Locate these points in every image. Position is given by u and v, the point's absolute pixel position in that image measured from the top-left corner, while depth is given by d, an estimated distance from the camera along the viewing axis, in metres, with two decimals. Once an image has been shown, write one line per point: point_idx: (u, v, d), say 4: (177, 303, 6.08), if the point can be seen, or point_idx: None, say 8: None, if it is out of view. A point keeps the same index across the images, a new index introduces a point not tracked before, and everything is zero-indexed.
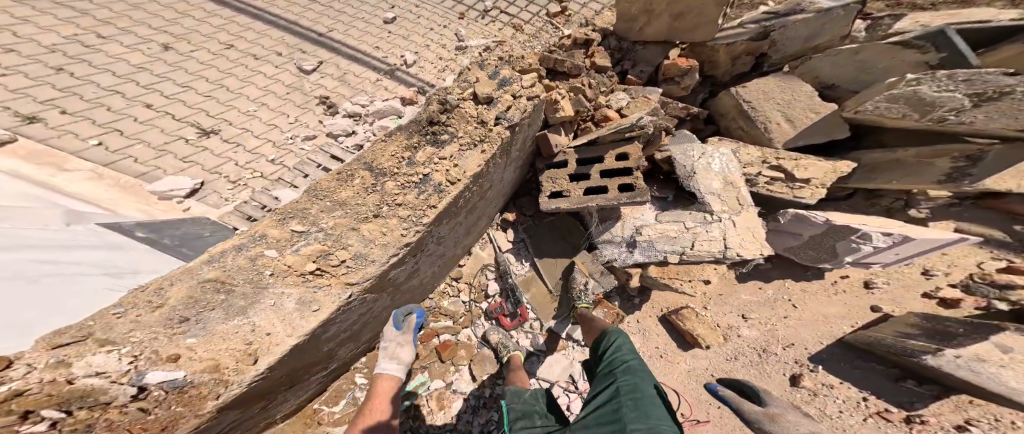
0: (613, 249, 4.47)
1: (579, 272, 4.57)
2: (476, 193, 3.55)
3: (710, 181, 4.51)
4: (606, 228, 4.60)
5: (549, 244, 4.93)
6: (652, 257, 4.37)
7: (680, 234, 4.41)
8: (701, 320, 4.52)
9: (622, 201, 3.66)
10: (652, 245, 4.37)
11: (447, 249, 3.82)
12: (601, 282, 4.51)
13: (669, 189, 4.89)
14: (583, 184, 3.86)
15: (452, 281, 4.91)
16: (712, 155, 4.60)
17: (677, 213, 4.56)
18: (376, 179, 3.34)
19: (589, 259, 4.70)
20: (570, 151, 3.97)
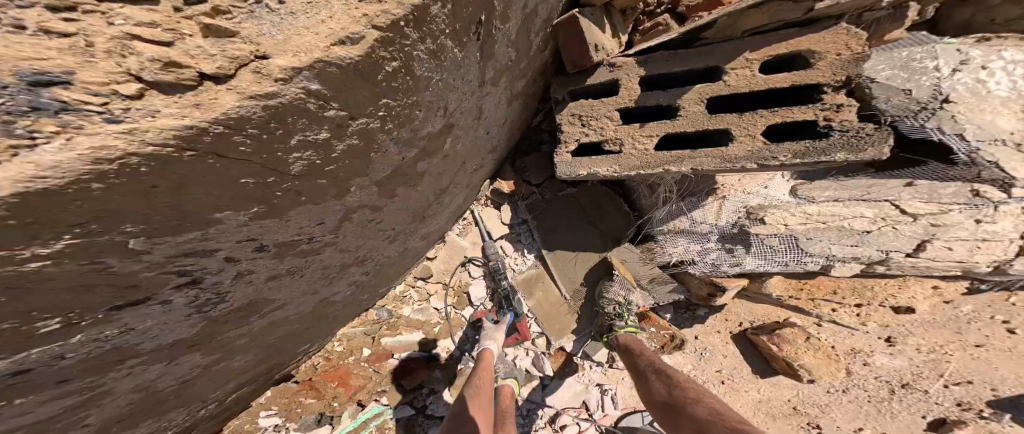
0: (692, 247, 2.29)
1: (622, 283, 2.60)
2: (388, 123, 1.31)
3: (971, 119, 1.85)
4: (685, 208, 2.25)
5: (568, 230, 2.85)
6: (790, 268, 2.08)
7: (877, 222, 1.95)
8: (814, 346, 2.60)
9: (783, 161, 1.52)
10: (792, 242, 2.03)
11: (392, 235, 1.98)
12: (648, 291, 2.57)
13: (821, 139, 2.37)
14: (655, 128, 1.78)
15: (414, 280, 2.97)
16: (993, 60, 1.87)
17: (871, 180, 2.06)
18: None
19: (629, 252, 2.60)
20: (631, 60, 1.80)
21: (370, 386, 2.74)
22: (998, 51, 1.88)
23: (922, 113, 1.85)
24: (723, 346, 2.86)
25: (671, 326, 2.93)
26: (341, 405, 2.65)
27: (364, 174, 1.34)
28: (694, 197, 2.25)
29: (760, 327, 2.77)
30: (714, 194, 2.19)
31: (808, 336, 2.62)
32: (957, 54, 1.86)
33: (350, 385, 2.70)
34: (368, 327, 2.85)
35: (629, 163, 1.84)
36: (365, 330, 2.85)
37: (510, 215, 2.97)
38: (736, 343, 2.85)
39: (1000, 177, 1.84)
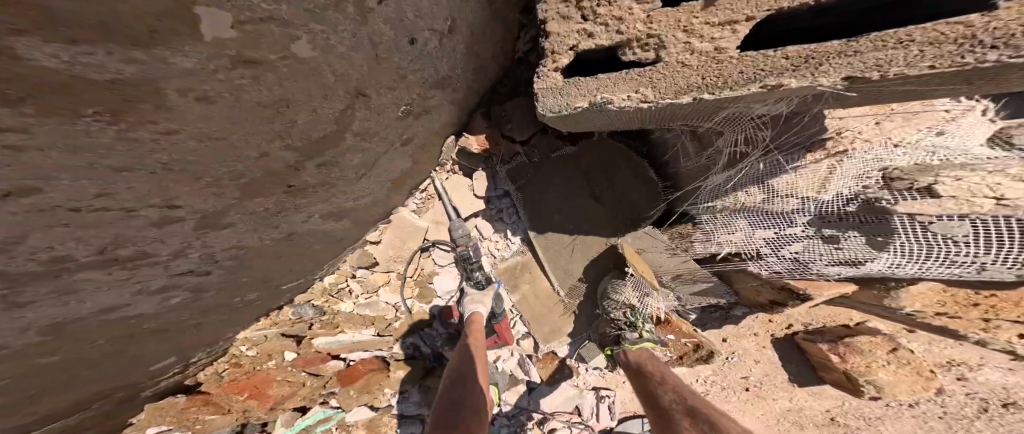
0: (758, 237, 1.38)
1: (642, 285, 1.72)
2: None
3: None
4: (766, 176, 1.32)
5: (563, 205, 1.87)
6: (987, 276, 1.05)
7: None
8: (900, 361, 1.76)
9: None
10: (1016, 230, 0.99)
11: (191, 209, 0.95)
12: (670, 288, 1.75)
13: None
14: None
15: (351, 267, 1.91)
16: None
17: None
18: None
19: (650, 239, 1.68)
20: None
21: (303, 393, 1.78)
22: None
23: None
24: (757, 352, 2.07)
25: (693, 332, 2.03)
26: (266, 415, 1.72)
27: None
28: (785, 153, 1.26)
29: (821, 330, 1.91)
30: (822, 143, 1.21)
31: (895, 347, 1.76)
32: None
33: (269, 396, 1.69)
34: (286, 326, 1.74)
35: (672, 87, 0.93)
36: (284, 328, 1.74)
37: (486, 186, 1.96)
38: (775, 348, 2.06)
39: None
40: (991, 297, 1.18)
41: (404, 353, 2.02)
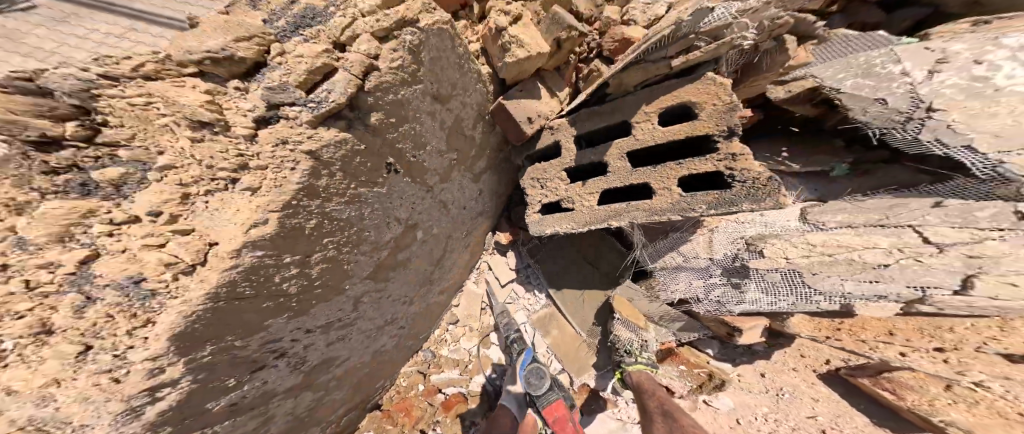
0: (694, 283, 2.03)
1: (628, 324, 2.42)
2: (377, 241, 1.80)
3: (986, 121, 1.17)
4: (663, 251, 2.13)
5: (571, 271, 2.83)
6: (799, 308, 1.62)
7: (892, 254, 1.43)
8: (964, 397, 1.87)
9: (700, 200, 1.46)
10: (792, 275, 1.62)
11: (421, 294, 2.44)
12: (662, 327, 2.43)
13: (825, 162, 1.75)
14: (596, 183, 1.79)
15: (447, 325, 3.04)
16: (999, 46, 1.19)
17: (890, 198, 1.52)
18: (83, 70, 1.04)
19: (629, 290, 2.54)
20: (564, 121, 1.86)
21: (425, 418, 2.66)
22: (995, 37, 1.21)
23: (905, 124, 1.27)
24: (808, 388, 2.28)
25: (705, 363, 2.51)
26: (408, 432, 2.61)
27: (383, 261, 1.91)
28: (679, 232, 2.06)
29: (859, 366, 2.19)
30: (701, 227, 2.01)
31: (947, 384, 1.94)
32: (928, 49, 1.28)
33: (411, 416, 2.65)
34: (421, 366, 2.87)
35: (581, 219, 1.88)
36: (417, 369, 2.87)
37: (516, 260, 3.07)
38: (827, 386, 2.30)
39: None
40: None
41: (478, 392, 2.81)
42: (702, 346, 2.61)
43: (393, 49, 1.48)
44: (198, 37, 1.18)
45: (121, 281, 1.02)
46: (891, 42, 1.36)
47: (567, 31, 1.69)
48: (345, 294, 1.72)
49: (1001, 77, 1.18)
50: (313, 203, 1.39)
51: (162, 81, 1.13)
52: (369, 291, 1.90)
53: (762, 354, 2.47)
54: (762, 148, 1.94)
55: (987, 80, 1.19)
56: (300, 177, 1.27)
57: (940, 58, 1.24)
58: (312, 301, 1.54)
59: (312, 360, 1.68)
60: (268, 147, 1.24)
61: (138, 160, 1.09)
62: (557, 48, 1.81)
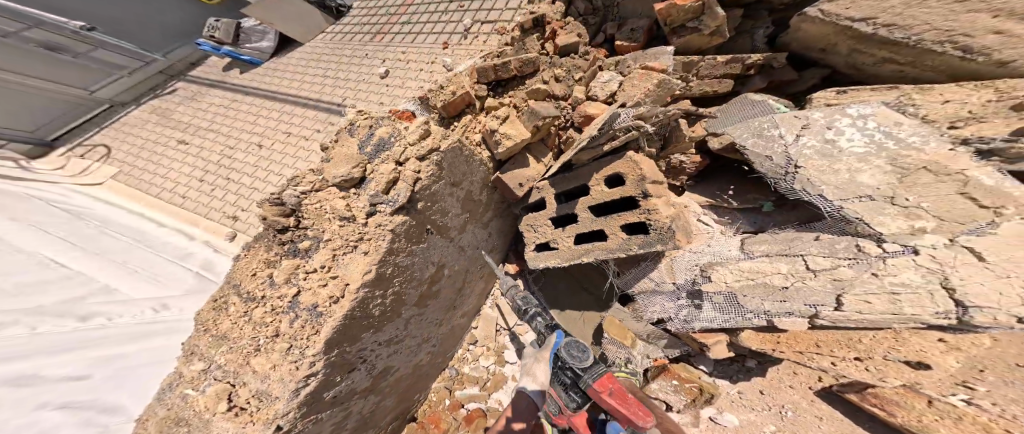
0: (667, 304, 2.46)
1: (616, 343, 2.75)
2: (412, 280, 2.52)
3: (829, 179, 2.04)
4: (634, 277, 2.59)
5: (569, 295, 3.28)
6: (740, 323, 2.14)
7: (789, 278, 2.06)
8: (947, 413, 2.01)
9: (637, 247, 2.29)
10: (733, 298, 2.18)
11: (449, 317, 3.22)
12: (651, 343, 2.73)
13: (758, 200, 2.48)
14: (572, 228, 2.58)
15: (468, 346, 3.68)
16: (841, 118, 2.12)
17: (792, 233, 2.19)
18: (299, 192, 2.37)
19: (619, 312, 2.87)
20: (547, 183, 2.68)
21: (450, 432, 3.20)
22: (840, 111, 2.14)
23: (786, 177, 2.13)
24: (811, 405, 2.36)
25: (695, 377, 2.61)
26: None
27: (423, 290, 2.69)
28: (647, 260, 2.54)
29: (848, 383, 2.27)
30: (662, 256, 2.49)
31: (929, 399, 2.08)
32: (795, 121, 2.20)
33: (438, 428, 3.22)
34: (448, 382, 3.49)
35: (564, 255, 2.60)
36: (444, 385, 3.49)
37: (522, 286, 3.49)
38: (827, 402, 2.36)
39: (871, 232, 1.93)
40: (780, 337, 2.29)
41: (497, 407, 3.26)
42: (696, 363, 2.73)
43: (429, 164, 2.28)
44: (340, 168, 2.35)
45: (310, 304, 2.11)
46: (773, 112, 2.31)
47: (542, 121, 2.46)
48: (401, 316, 2.59)
49: (844, 142, 2.07)
50: (403, 257, 2.34)
51: (326, 194, 2.39)
52: (422, 304, 2.75)
53: (758, 371, 2.57)
54: (721, 185, 2.69)
55: (834, 145, 2.08)
56: (387, 243, 2.15)
57: (803, 127, 2.17)
58: (385, 319, 2.44)
59: (378, 366, 2.58)
60: (375, 227, 2.19)
61: (318, 235, 2.31)
62: (537, 130, 2.54)
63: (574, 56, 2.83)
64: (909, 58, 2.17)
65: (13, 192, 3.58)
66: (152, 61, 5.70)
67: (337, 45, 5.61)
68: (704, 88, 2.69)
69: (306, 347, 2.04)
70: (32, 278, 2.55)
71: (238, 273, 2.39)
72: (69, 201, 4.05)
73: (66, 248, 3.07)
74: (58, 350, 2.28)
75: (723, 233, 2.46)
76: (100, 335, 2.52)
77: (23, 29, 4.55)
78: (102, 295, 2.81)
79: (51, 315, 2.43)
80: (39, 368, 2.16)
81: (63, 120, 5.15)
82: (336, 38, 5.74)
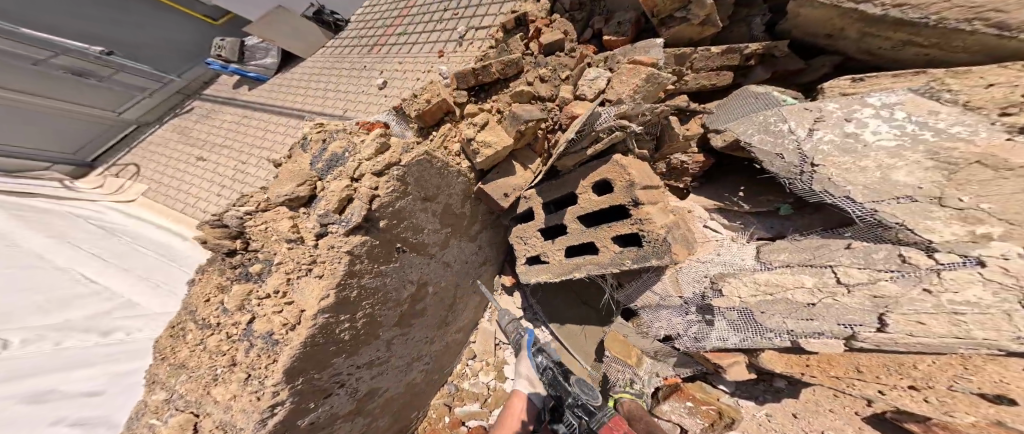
0: (675, 320, 2.29)
1: (619, 362, 2.54)
2: (378, 300, 2.39)
3: (856, 178, 1.81)
4: (636, 290, 2.41)
5: (568, 308, 3.10)
6: (756, 343, 1.97)
7: (814, 293, 1.87)
8: None
9: (631, 262, 2.20)
10: (749, 317, 2.00)
11: (435, 337, 3.08)
12: (660, 361, 2.52)
13: (773, 202, 2.24)
14: (562, 241, 2.53)
15: (467, 360, 3.49)
16: (861, 108, 1.87)
17: (817, 240, 1.97)
18: (242, 213, 2.24)
19: (623, 327, 2.66)
20: (534, 192, 2.65)
21: None
22: (859, 100, 1.89)
23: (802, 177, 1.92)
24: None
25: (714, 400, 2.35)
26: None
27: (400, 307, 2.60)
28: (649, 272, 2.31)
29: (906, 411, 1.96)
30: (666, 268, 2.25)
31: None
32: (806, 114, 1.97)
33: None
34: (447, 399, 3.31)
35: (556, 270, 2.57)
36: (444, 402, 3.31)
37: (521, 299, 3.34)
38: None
39: (918, 239, 1.70)
40: (809, 358, 2.08)
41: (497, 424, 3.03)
42: (715, 382, 2.45)
43: (388, 179, 2.14)
44: (284, 187, 2.24)
45: (265, 331, 2.00)
46: (779, 105, 2.05)
47: (524, 125, 2.36)
48: (380, 338, 2.53)
49: (869, 134, 1.83)
50: (368, 278, 2.23)
51: (272, 214, 2.24)
52: (402, 318, 2.66)
53: (790, 393, 2.28)
54: (727, 189, 2.47)
55: (857, 138, 1.84)
56: (343, 267, 2.03)
57: (817, 120, 1.93)
58: (362, 340, 2.38)
59: (361, 389, 2.53)
60: (328, 249, 2.06)
61: (270, 257, 2.21)
62: (520, 135, 2.47)
63: (559, 55, 2.72)
64: (933, 39, 1.96)
65: (55, 210, 4.06)
66: (170, 82, 5.65)
67: (337, 57, 5.53)
68: (699, 83, 2.54)
69: (265, 377, 1.94)
70: (66, 295, 2.97)
71: (192, 299, 2.30)
72: (103, 218, 4.41)
73: (94, 262, 3.51)
74: (79, 364, 2.59)
75: (733, 239, 2.27)
76: (117, 351, 2.80)
77: (51, 56, 4.58)
78: (124, 309, 3.23)
79: (77, 332, 2.78)
80: (60, 382, 2.42)
81: (101, 144, 5.29)
82: (336, 50, 5.66)
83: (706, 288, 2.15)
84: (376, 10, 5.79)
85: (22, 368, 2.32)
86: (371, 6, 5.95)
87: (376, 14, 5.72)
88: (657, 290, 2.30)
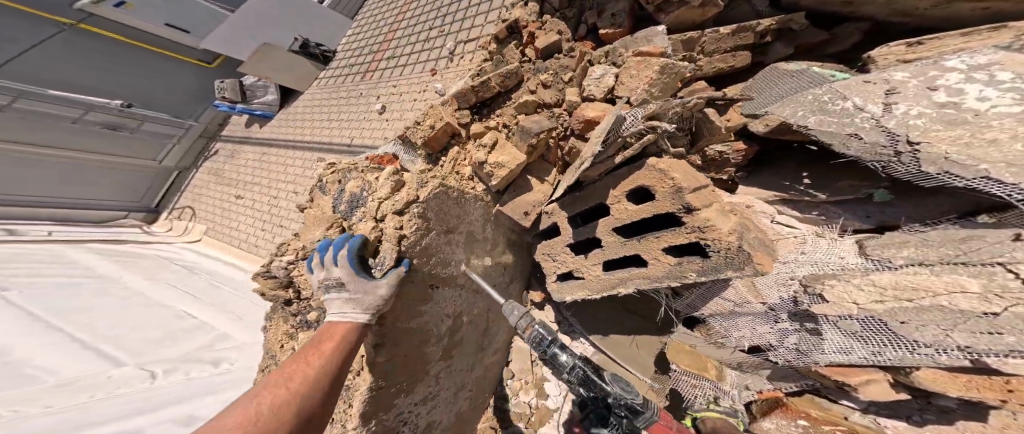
0: (761, 329, 2.06)
1: (693, 375, 2.30)
2: (423, 338, 2.23)
3: (990, 154, 1.47)
4: (710, 295, 2.17)
5: (612, 323, 2.86)
6: (910, 360, 1.65)
7: (988, 300, 1.48)
8: None
9: (699, 274, 1.93)
10: (883, 329, 1.66)
11: (479, 362, 2.95)
12: (749, 373, 2.29)
13: (861, 187, 1.97)
14: (597, 256, 2.32)
15: (506, 381, 3.28)
16: (943, 74, 1.63)
17: (958, 231, 1.63)
18: (287, 263, 2.12)
19: (686, 337, 2.45)
20: (555, 206, 2.39)
21: None
22: (935, 66, 1.66)
23: (899, 158, 1.64)
24: None
25: (839, 418, 2.01)
26: None
27: (446, 343, 2.47)
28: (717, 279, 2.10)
29: None
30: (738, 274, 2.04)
31: None
32: (871, 87, 1.75)
33: None
34: (492, 422, 3.13)
35: (593, 286, 2.38)
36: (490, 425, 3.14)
37: (553, 313, 3.09)
38: None
39: None
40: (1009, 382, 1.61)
41: None
42: (836, 397, 2.07)
43: (410, 218, 1.94)
44: (314, 232, 2.09)
45: None
46: (829, 81, 1.87)
47: (536, 138, 2.18)
48: (430, 373, 2.39)
49: (974, 101, 1.55)
50: (412, 319, 2.12)
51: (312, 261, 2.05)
52: (450, 350, 2.54)
53: (973, 416, 1.77)
54: (772, 176, 2.28)
55: (957, 107, 1.56)
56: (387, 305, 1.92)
57: (889, 92, 1.70)
58: (412, 381, 2.23)
59: (421, 424, 2.47)
60: None
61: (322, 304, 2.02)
62: (533, 150, 2.27)
63: (558, 57, 2.54)
64: None
65: (148, 255, 4.53)
66: (191, 126, 5.67)
67: (330, 87, 5.40)
68: (716, 66, 2.36)
69: (346, 420, 1.95)
70: (174, 328, 3.13)
71: (268, 346, 2.19)
72: (182, 258, 4.75)
73: (185, 298, 3.72)
74: (206, 396, 2.60)
75: (819, 234, 2.00)
76: (225, 379, 2.79)
77: (84, 113, 4.70)
78: (222, 341, 3.26)
79: (196, 362, 2.89)
80: (195, 409, 2.44)
81: (156, 192, 5.66)
82: (326, 81, 5.53)
83: (806, 283, 1.84)
84: (360, 37, 5.70)
85: (164, 396, 2.43)
86: (356, 33, 5.86)
87: (363, 40, 5.59)
88: (733, 297, 2.10)
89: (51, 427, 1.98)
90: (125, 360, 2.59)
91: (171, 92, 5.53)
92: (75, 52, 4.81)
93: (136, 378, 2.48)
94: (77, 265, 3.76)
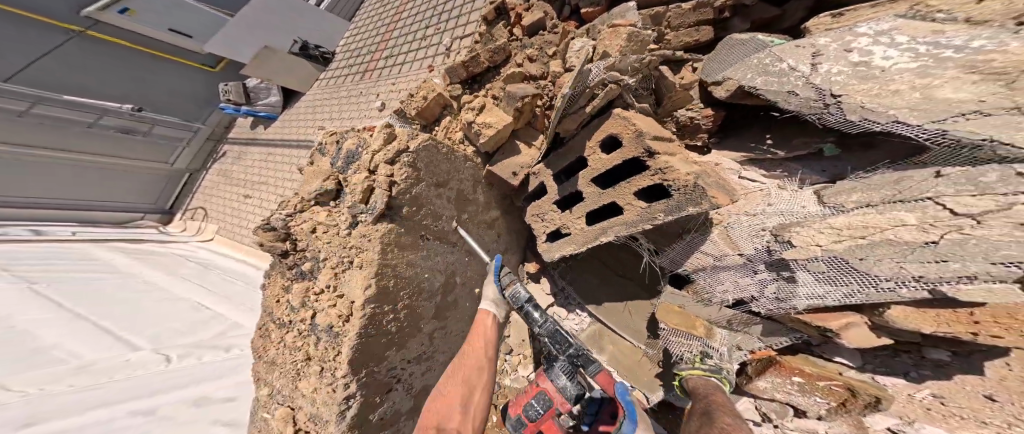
0: (744, 282, 2.18)
1: (683, 333, 2.42)
2: (415, 295, 2.37)
3: (894, 101, 1.73)
4: (688, 252, 2.35)
5: (603, 286, 3.04)
6: (877, 297, 1.77)
7: (925, 229, 1.66)
8: None
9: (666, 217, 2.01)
10: (842, 265, 1.80)
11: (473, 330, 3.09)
12: (739, 332, 2.39)
13: (812, 144, 2.19)
14: (581, 209, 2.42)
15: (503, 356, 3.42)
16: (856, 38, 1.85)
17: (893, 174, 1.85)
18: (286, 215, 2.32)
19: (676, 296, 2.54)
20: (542, 166, 2.55)
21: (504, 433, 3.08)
22: (851, 31, 1.87)
23: (828, 110, 1.87)
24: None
25: (834, 374, 2.11)
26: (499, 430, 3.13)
27: (440, 303, 2.63)
28: (696, 233, 2.29)
29: None
30: (715, 225, 2.24)
31: None
32: (801, 50, 1.94)
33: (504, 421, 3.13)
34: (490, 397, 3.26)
35: (579, 240, 2.44)
36: None
37: (549, 284, 3.20)
38: None
39: None
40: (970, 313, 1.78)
41: None
42: (830, 355, 2.22)
43: (401, 166, 2.12)
44: (312, 184, 2.32)
45: (326, 324, 2.07)
46: (768, 46, 2.03)
47: (521, 102, 2.31)
48: (422, 331, 2.52)
49: (880, 60, 1.78)
50: (404, 275, 2.25)
51: (311, 213, 2.30)
52: (444, 309, 2.70)
53: (971, 370, 1.95)
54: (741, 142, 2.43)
55: (868, 65, 1.80)
56: (376, 254, 2.05)
57: (815, 55, 1.91)
58: (407, 336, 2.39)
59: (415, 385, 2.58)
60: (362, 236, 2.09)
61: (317, 254, 2.25)
62: (519, 113, 2.41)
63: (543, 33, 2.67)
64: None
65: (166, 252, 4.77)
66: (198, 129, 5.91)
67: (332, 88, 5.55)
68: (682, 40, 2.48)
69: (336, 368, 2.02)
70: (193, 320, 3.32)
71: (267, 302, 2.41)
72: (197, 255, 4.95)
73: (199, 291, 3.92)
74: (217, 378, 2.82)
75: (782, 187, 2.17)
76: (236, 365, 3.01)
77: (98, 118, 4.92)
78: (235, 329, 3.45)
79: (208, 348, 3.06)
80: (212, 390, 2.70)
81: (168, 195, 5.89)
82: (327, 82, 5.68)
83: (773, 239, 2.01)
84: (360, 37, 5.83)
85: (177, 379, 2.62)
86: (355, 35, 6.00)
87: (362, 40, 5.73)
88: (710, 250, 2.26)
89: (68, 407, 2.16)
90: (144, 345, 2.78)
91: (177, 95, 5.71)
92: (89, 57, 4.97)
93: (152, 361, 2.65)
94: (97, 259, 4.01)
